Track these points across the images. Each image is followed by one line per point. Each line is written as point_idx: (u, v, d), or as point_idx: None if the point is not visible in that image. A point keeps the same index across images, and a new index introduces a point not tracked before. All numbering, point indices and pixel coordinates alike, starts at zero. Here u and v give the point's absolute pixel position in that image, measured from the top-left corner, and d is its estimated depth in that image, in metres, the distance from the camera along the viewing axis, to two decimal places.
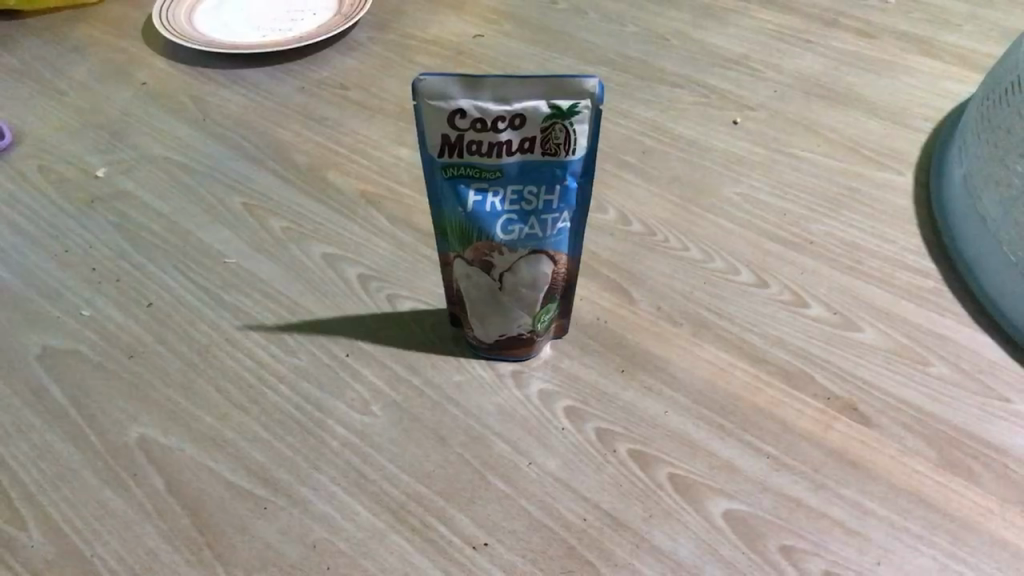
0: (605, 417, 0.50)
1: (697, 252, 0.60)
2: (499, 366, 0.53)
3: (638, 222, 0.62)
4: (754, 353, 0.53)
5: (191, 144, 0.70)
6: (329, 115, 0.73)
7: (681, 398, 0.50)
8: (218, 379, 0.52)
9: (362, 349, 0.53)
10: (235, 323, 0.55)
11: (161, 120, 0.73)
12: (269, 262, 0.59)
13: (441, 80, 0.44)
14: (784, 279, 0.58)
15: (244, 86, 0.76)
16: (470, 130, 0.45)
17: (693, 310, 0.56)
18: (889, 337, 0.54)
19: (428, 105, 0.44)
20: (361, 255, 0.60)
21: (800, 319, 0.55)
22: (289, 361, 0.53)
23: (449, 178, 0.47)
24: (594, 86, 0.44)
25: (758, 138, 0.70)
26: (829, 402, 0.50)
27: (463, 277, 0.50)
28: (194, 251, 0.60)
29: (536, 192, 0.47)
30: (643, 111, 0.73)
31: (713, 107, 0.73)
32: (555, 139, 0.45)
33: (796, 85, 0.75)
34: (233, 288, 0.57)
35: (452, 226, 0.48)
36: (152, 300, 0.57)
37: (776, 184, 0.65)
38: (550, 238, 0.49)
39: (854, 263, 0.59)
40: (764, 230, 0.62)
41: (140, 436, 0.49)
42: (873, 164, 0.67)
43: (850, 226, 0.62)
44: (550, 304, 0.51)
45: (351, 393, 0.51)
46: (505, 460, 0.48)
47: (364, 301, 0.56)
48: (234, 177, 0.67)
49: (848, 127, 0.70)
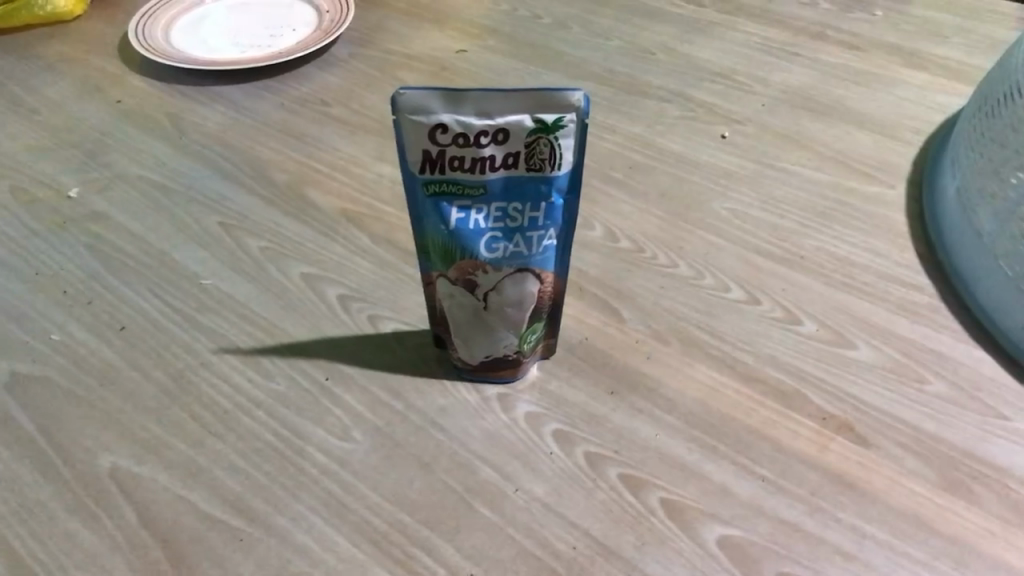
0: (595, 441, 0.48)
1: (686, 269, 0.58)
2: (484, 389, 0.51)
3: (626, 239, 0.61)
4: (747, 372, 0.52)
5: (167, 163, 0.68)
6: (309, 132, 0.71)
7: (673, 421, 0.49)
8: (193, 405, 0.50)
9: (342, 372, 0.52)
10: (211, 347, 0.53)
11: (136, 138, 0.71)
12: (247, 283, 0.57)
13: (421, 95, 0.43)
14: (776, 296, 0.56)
15: (222, 104, 0.75)
16: (451, 144, 0.44)
17: (684, 328, 0.54)
18: (885, 355, 0.53)
19: (408, 120, 0.44)
20: (342, 275, 0.58)
21: (793, 338, 0.54)
22: (266, 386, 0.51)
23: (431, 195, 0.46)
24: (579, 99, 0.43)
25: (747, 152, 0.68)
26: (825, 422, 0.49)
27: (446, 297, 0.49)
28: (169, 272, 0.58)
29: (521, 209, 0.46)
30: (630, 126, 0.71)
31: (700, 121, 0.72)
32: (540, 154, 0.44)
33: (783, 98, 0.74)
34: (209, 310, 0.56)
35: (434, 245, 0.47)
36: (125, 324, 0.55)
37: (765, 199, 0.64)
38: (536, 256, 0.48)
39: (847, 278, 0.58)
40: (754, 245, 0.60)
41: (112, 465, 0.47)
42: (864, 178, 0.66)
43: (842, 241, 0.60)
44: (537, 324, 0.50)
45: (331, 419, 0.49)
46: (492, 486, 0.46)
47: (345, 323, 0.55)
48: (211, 196, 0.65)
49: (838, 140, 0.69)
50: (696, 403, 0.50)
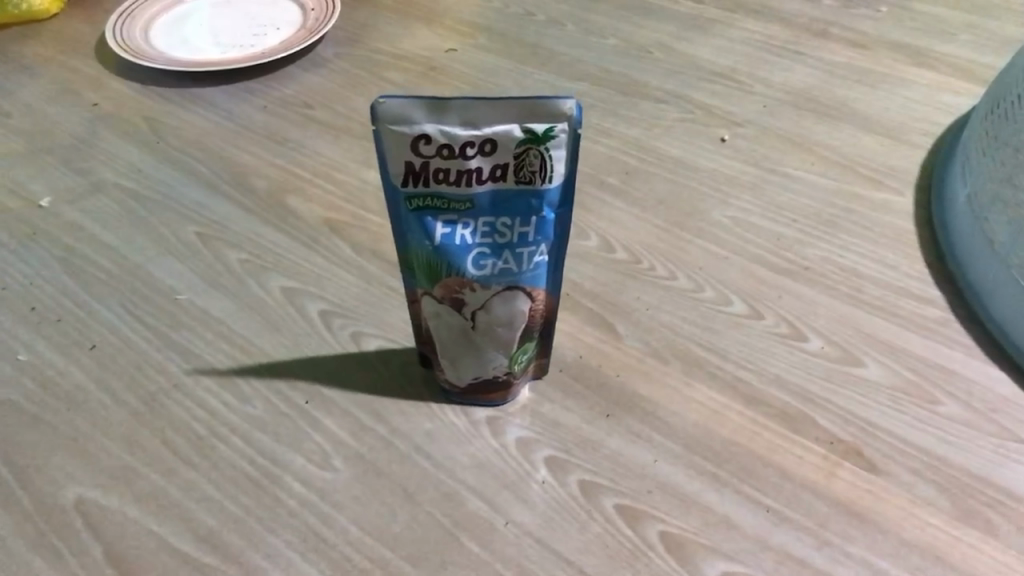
0: (589, 468, 0.45)
1: (685, 281, 0.56)
2: (473, 411, 0.49)
3: (622, 249, 0.58)
4: (750, 393, 0.49)
5: (144, 170, 0.65)
6: (293, 137, 0.68)
7: (671, 447, 0.46)
8: (165, 431, 0.47)
9: (323, 395, 0.49)
10: (185, 368, 0.50)
11: (111, 143, 0.68)
12: (225, 299, 0.55)
13: (403, 105, 0.41)
14: (779, 311, 0.54)
15: (202, 107, 0.72)
16: (435, 156, 0.42)
17: (684, 346, 0.52)
18: (894, 373, 0.50)
19: (390, 130, 0.41)
20: (324, 289, 0.55)
21: (798, 356, 0.51)
22: (243, 410, 0.48)
23: (415, 210, 0.43)
24: (571, 108, 0.41)
25: (748, 156, 0.66)
26: (832, 447, 0.46)
27: (432, 316, 0.46)
28: (143, 287, 0.56)
29: (510, 223, 0.43)
30: (626, 129, 0.69)
31: (700, 123, 0.69)
32: (530, 166, 0.42)
33: (785, 99, 0.71)
34: (184, 328, 0.53)
35: (419, 262, 0.45)
36: (95, 343, 0.52)
37: (767, 206, 0.61)
38: (527, 273, 0.45)
39: (854, 291, 0.55)
40: (756, 256, 0.58)
41: (78, 497, 0.44)
42: (870, 183, 0.63)
43: (848, 251, 0.58)
44: (528, 343, 0.47)
45: (310, 445, 0.46)
46: (480, 519, 0.43)
47: (326, 341, 0.52)
48: (189, 205, 0.62)
49: (842, 143, 0.67)
50: (696, 427, 0.47)
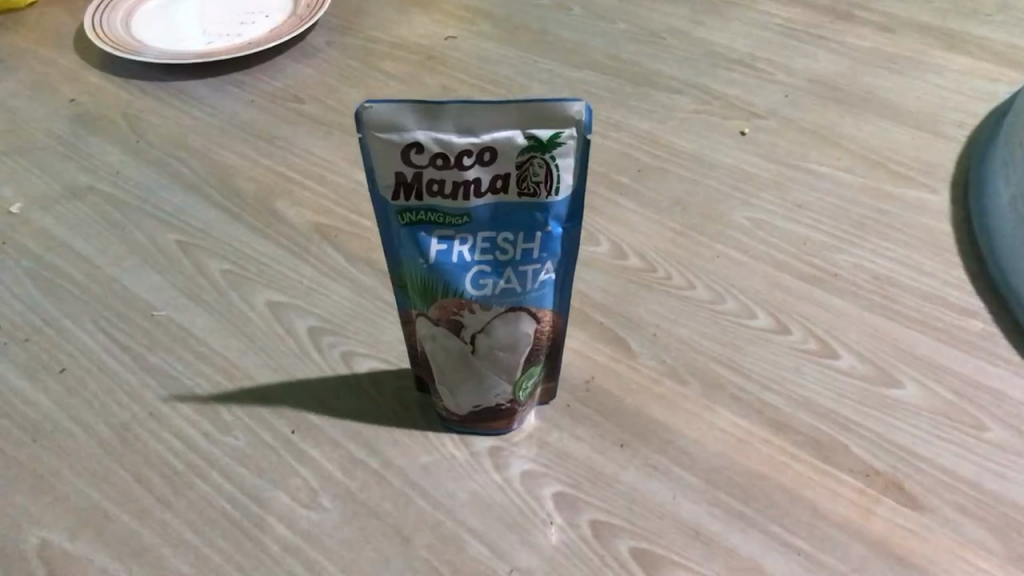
0: (602, 506, 0.41)
1: (704, 292, 0.51)
2: (474, 441, 0.45)
3: (636, 256, 0.54)
4: (777, 419, 0.45)
5: (122, 171, 0.61)
6: (282, 134, 0.64)
7: (691, 482, 0.42)
8: (138, 465, 0.43)
9: (311, 424, 0.45)
10: (162, 394, 0.46)
11: (88, 143, 0.64)
12: (206, 315, 0.51)
13: (393, 110, 0.37)
14: (807, 324, 0.49)
15: (185, 101, 0.68)
16: (428, 166, 0.37)
17: (703, 365, 0.47)
18: (935, 394, 0.46)
19: (378, 138, 0.37)
20: (313, 303, 0.51)
21: (829, 375, 0.47)
22: (223, 441, 0.44)
23: (407, 224, 0.39)
24: (581, 111, 0.37)
25: (770, 152, 0.61)
26: (869, 480, 0.42)
27: (428, 339, 0.42)
28: (118, 302, 0.51)
29: (512, 239, 0.39)
30: (638, 122, 0.64)
31: (717, 115, 0.65)
32: (534, 176, 0.38)
33: (808, 88, 0.67)
34: (161, 348, 0.49)
35: (413, 281, 0.41)
36: (65, 365, 0.48)
37: (792, 206, 0.57)
38: (531, 293, 0.41)
39: (888, 301, 0.51)
40: (780, 262, 0.53)
41: (41, 542, 0.40)
42: (903, 180, 0.58)
43: (880, 256, 0.53)
44: (534, 367, 0.43)
45: (296, 481, 0.42)
46: (482, 565, 0.39)
47: (314, 362, 0.48)
48: (170, 210, 0.58)
49: (871, 136, 0.62)
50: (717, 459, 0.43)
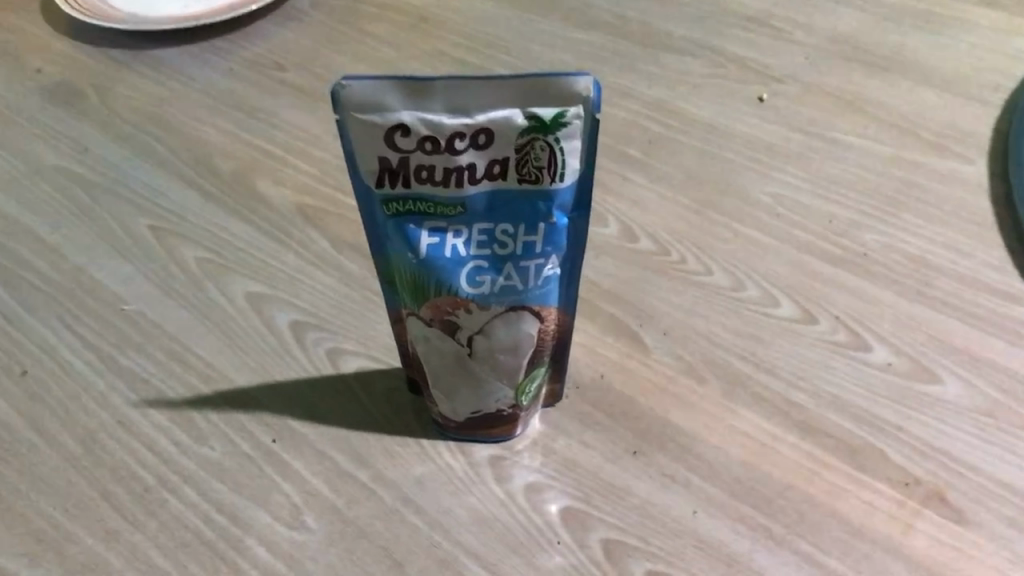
0: (614, 523, 0.37)
1: (723, 278, 0.47)
2: (472, 449, 0.41)
3: (647, 238, 0.49)
4: (806, 421, 0.41)
5: (91, 148, 0.57)
6: (262, 105, 0.59)
7: (712, 495, 0.38)
8: (105, 479, 0.39)
9: (293, 432, 0.41)
10: (131, 399, 0.42)
11: (55, 117, 0.59)
12: (180, 309, 0.46)
13: (375, 87, 0.32)
14: (836, 312, 0.45)
15: (160, 70, 0.63)
16: (415, 150, 0.33)
17: (723, 360, 0.43)
18: (978, 391, 0.42)
19: (357, 119, 0.33)
20: (296, 295, 0.47)
21: (861, 371, 0.43)
22: (198, 451, 0.40)
23: (394, 216, 0.35)
24: (588, 87, 0.32)
25: (791, 119, 0.56)
26: (908, 490, 0.38)
27: (420, 341, 0.38)
28: (85, 295, 0.47)
29: (512, 231, 0.35)
30: (647, 87, 0.59)
31: (732, 79, 0.60)
32: (536, 161, 0.33)
33: (830, 48, 0.62)
34: (132, 347, 0.45)
35: (402, 277, 0.36)
36: (26, 368, 0.44)
37: (815, 179, 0.52)
38: (533, 291, 0.36)
39: (923, 286, 0.46)
40: (805, 243, 0.49)
41: None
42: (935, 150, 0.54)
43: (913, 235, 0.49)
44: (538, 369, 0.39)
45: (278, 498, 0.39)
46: None
47: (298, 362, 0.44)
48: (142, 192, 0.53)
49: (899, 101, 0.57)
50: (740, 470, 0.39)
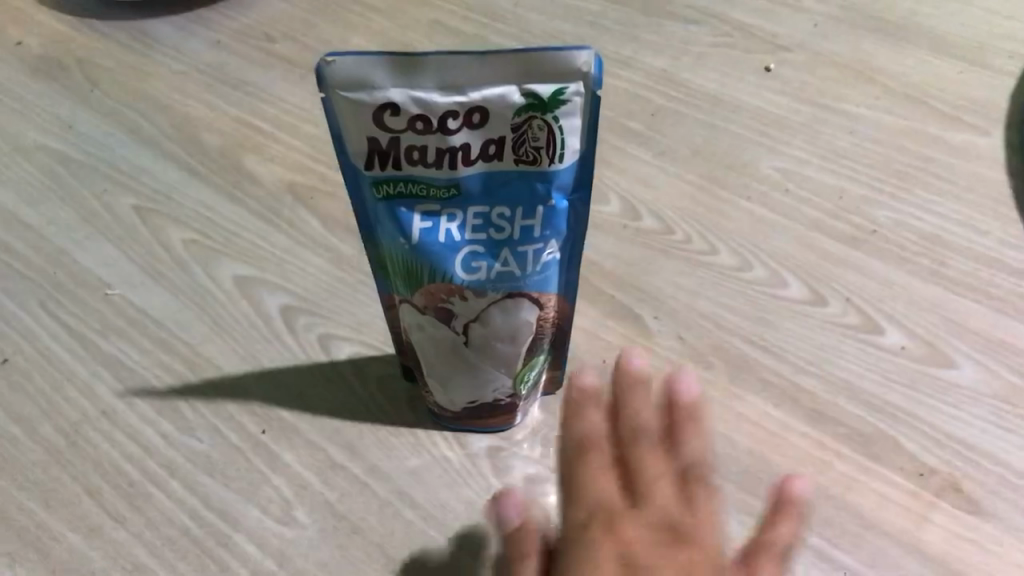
0: None
1: (729, 257, 0.45)
2: (469, 439, 0.39)
3: (650, 216, 0.48)
4: (816, 409, 0.39)
5: (74, 125, 0.55)
6: (251, 78, 0.57)
7: (543, 567, 0.29)
8: (88, 473, 0.38)
9: (283, 422, 0.39)
10: (115, 389, 0.41)
11: (36, 92, 0.57)
12: (165, 294, 0.45)
13: (362, 63, 0.30)
14: (847, 293, 0.44)
15: (144, 42, 0.60)
16: (406, 130, 0.31)
17: (729, 344, 0.42)
18: (996, 376, 0.40)
19: (344, 98, 0.31)
20: (286, 277, 0.45)
21: (873, 355, 0.41)
22: (184, 443, 0.39)
23: (384, 199, 0.33)
24: (589, 62, 0.30)
25: (799, 90, 0.54)
26: (923, 480, 0.37)
27: (414, 329, 0.36)
28: (66, 279, 0.45)
29: (509, 215, 0.33)
30: (650, 58, 0.57)
31: (738, 48, 0.58)
32: (533, 140, 0.31)
33: (839, 15, 0.59)
34: (116, 334, 0.43)
35: (394, 263, 0.35)
36: (6, 357, 0.42)
37: (825, 154, 0.50)
38: (532, 277, 0.35)
39: (938, 265, 0.45)
40: (814, 220, 0.47)
41: None
42: (950, 122, 0.52)
43: (927, 212, 0.47)
44: (537, 357, 0.38)
45: (268, 492, 0.37)
46: None
47: (288, 348, 0.42)
48: (127, 170, 0.52)
49: (912, 70, 0.55)
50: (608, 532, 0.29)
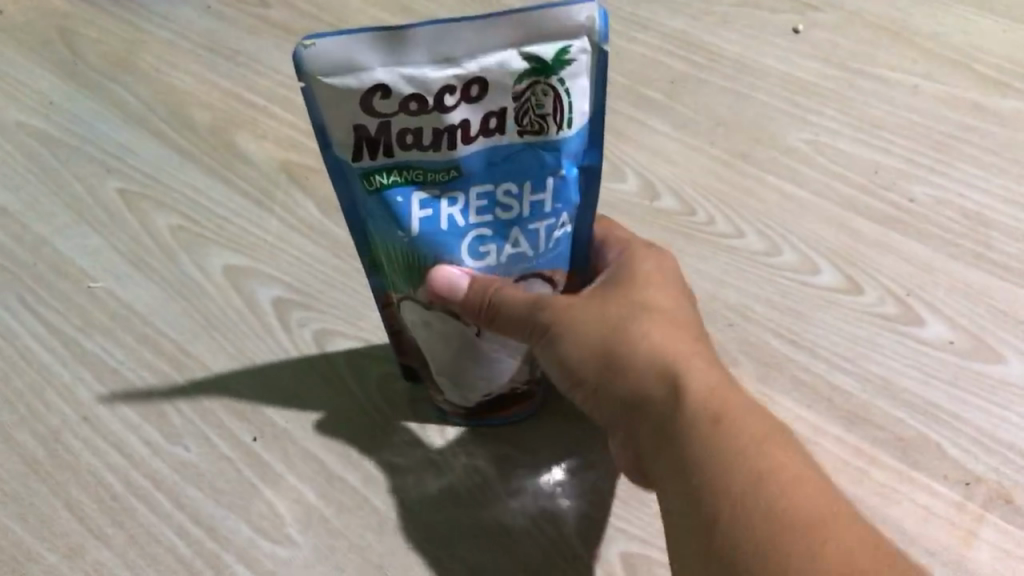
0: (636, 534, 0.33)
1: (756, 240, 0.42)
2: (475, 445, 0.37)
3: (670, 195, 0.44)
4: (851, 410, 0.36)
5: (56, 101, 0.51)
6: (243, 47, 0.54)
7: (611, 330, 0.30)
8: (66, 486, 0.35)
9: (276, 429, 0.37)
10: (97, 392, 0.38)
11: (16, 64, 0.54)
12: (152, 287, 0.42)
13: (344, 41, 0.27)
14: (884, 280, 0.40)
15: (130, 9, 0.57)
16: (398, 113, 0.28)
17: (756, 338, 0.39)
18: None
19: (325, 84, 0.27)
20: (279, 267, 0.42)
21: (913, 349, 0.38)
22: (170, 453, 0.36)
23: (377, 191, 0.30)
24: (593, 15, 0.27)
25: (830, 54, 0.50)
26: (968, 490, 0.34)
27: (421, 326, 0.33)
28: (46, 272, 0.43)
29: (516, 191, 0.30)
30: (668, 19, 0.53)
31: (763, 7, 0.54)
32: (538, 107, 0.28)
33: None
34: (98, 332, 0.40)
35: (392, 258, 0.32)
36: None
37: (858, 124, 0.47)
38: (544, 255, 0.32)
39: (983, 247, 0.41)
40: (848, 199, 0.43)
41: None
42: (993, 88, 0.48)
43: (970, 187, 0.44)
44: None
45: (259, 507, 0.35)
46: None
47: (281, 346, 0.39)
48: (112, 151, 0.48)
49: (952, 30, 0.51)
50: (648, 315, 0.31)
